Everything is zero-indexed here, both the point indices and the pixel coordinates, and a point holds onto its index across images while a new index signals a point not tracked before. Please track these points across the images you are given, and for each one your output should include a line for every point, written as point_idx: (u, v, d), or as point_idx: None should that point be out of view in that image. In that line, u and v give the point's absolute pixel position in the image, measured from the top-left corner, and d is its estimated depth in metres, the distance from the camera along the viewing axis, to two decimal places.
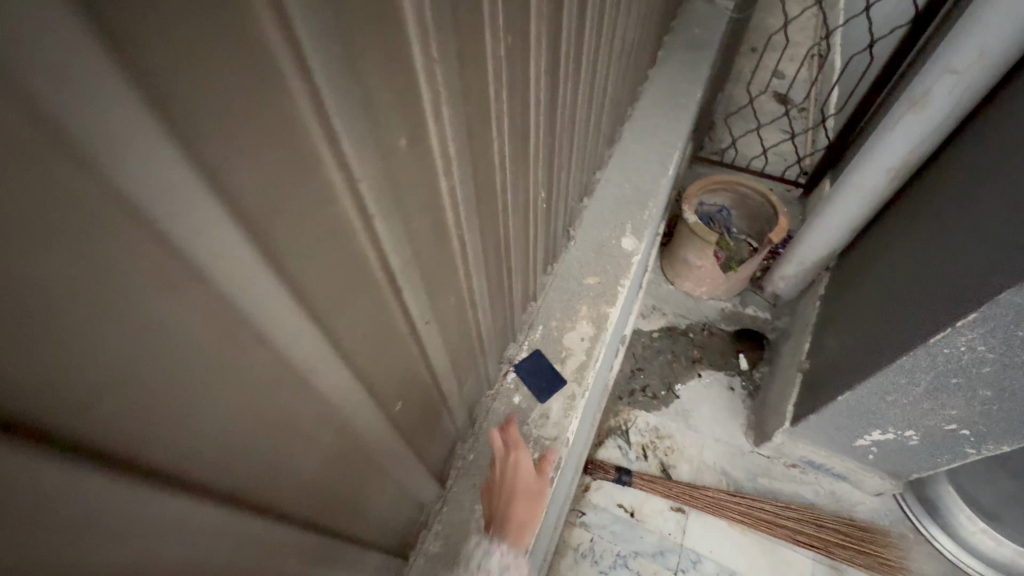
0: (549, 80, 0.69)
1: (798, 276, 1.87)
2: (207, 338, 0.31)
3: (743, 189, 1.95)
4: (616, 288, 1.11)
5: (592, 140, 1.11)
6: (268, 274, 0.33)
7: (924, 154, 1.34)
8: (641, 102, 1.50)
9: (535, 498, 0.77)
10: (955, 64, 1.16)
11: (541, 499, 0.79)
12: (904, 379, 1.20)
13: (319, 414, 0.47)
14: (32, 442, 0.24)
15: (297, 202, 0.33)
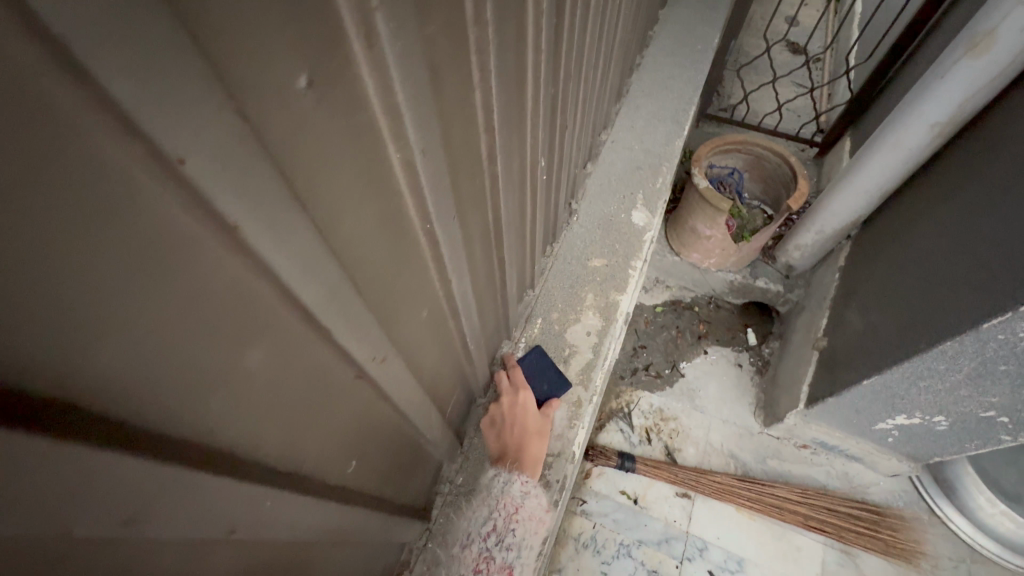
0: (552, 10, 0.53)
1: (816, 246, 1.71)
2: None
3: (757, 150, 1.77)
4: (626, 271, 0.97)
5: (598, 94, 0.93)
6: None
7: (975, 108, 1.17)
8: (651, 50, 1.30)
9: (544, 434, 0.79)
10: None
11: (546, 437, 0.81)
12: (944, 365, 1.07)
13: (222, 488, 0.33)
14: None
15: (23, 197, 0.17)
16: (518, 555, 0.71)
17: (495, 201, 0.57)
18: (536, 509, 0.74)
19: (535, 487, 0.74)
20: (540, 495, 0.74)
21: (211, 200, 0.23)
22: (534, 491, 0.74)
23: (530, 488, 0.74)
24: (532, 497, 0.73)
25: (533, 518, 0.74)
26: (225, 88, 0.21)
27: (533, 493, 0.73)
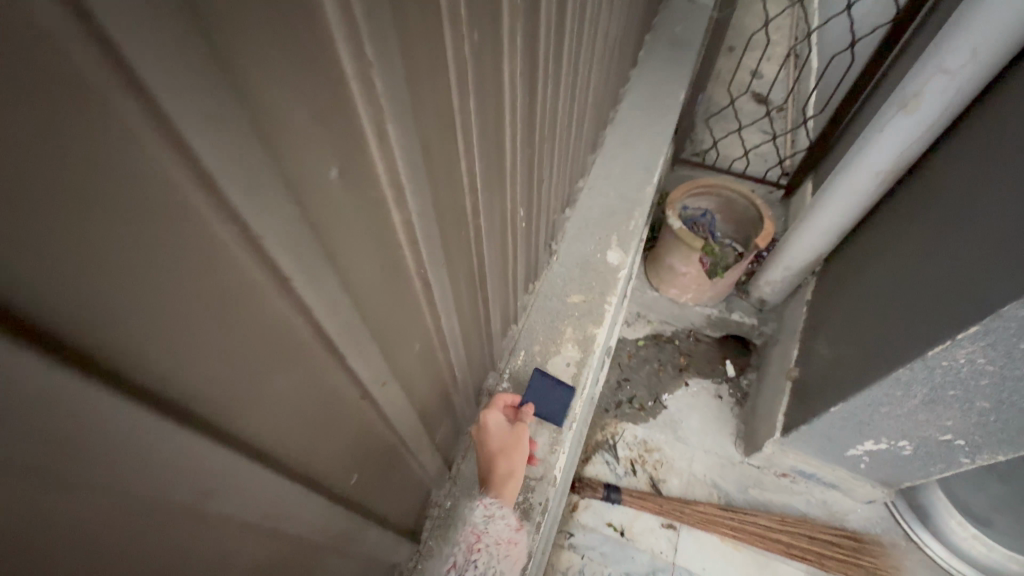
0: (527, 85, 0.62)
1: (785, 281, 1.82)
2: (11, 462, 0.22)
3: (728, 192, 1.90)
4: (603, 307, 1.05)
5: (574, 148, 1.04)
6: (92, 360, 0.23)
7: (913, 158, 1.31)
8: (623, 105, 1.43)
9: (508, 450, 0.81)
10: (946, 64, 1.12)
11: (517, 449, 0.82)
12: (900, 390, 1.16)
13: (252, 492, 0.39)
14: None
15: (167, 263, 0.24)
16: None
17: (479, 247, 0.65)
18: (506, 531, 0.76)
19: (499, 508, 0.77)
20: (506, 516, 0.77)
21: (266, 258, 0.30)
22: (500, 512, 0.77)
23: (494, 511, 0.77)
24: (497, 521, 0.76)
25: (505, 541, 0.76)
26: (287, 177, 0.29)
27: (497, 516, 0.76)
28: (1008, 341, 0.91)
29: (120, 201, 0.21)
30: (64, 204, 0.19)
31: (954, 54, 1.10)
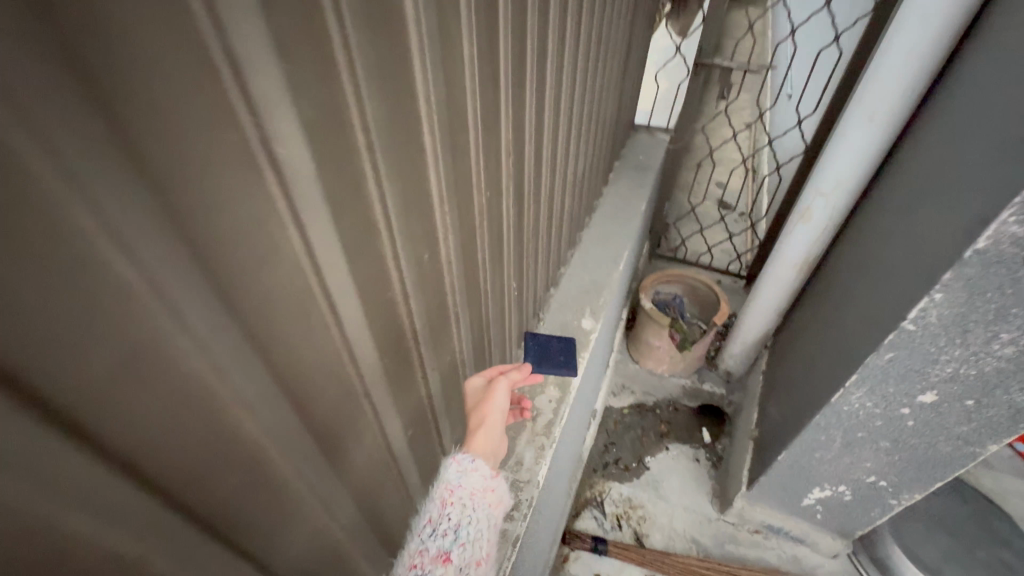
0: (519, 206, 1.01)
1: (744, 354, 2.14)
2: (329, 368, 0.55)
3: (691, 280, 2.28)
4: (578, 358, 1.34)
5: (556, 244, 1.43)
6: (357, 333, 0.57)
7: (818, 253, 1.70)
8: (598, 212, 1.87)
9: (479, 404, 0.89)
10: (823, 188, 1.55)
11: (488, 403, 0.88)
12: (823, 436, 1.43)
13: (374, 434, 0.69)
14: (273, 405, 0.48)
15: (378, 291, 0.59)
16: (471, 522, 0.79)
17: (488, 305, 0.99)
18: (481, 480, 0.83)
19: (471, 465, 0.83)
20: (479, 470, 0.83)
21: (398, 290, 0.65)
22: (472, 466, 0.83)
23: (467, 466, 0.84)
24: (469, 475, 0.82)
25: (480, 488, 0.83)
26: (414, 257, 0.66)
27: (469, 471, 0.82)
28: (881, 386, 1.22)
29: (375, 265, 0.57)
30: (367, 264, 0.55)
31: (827, 181, 1.53)
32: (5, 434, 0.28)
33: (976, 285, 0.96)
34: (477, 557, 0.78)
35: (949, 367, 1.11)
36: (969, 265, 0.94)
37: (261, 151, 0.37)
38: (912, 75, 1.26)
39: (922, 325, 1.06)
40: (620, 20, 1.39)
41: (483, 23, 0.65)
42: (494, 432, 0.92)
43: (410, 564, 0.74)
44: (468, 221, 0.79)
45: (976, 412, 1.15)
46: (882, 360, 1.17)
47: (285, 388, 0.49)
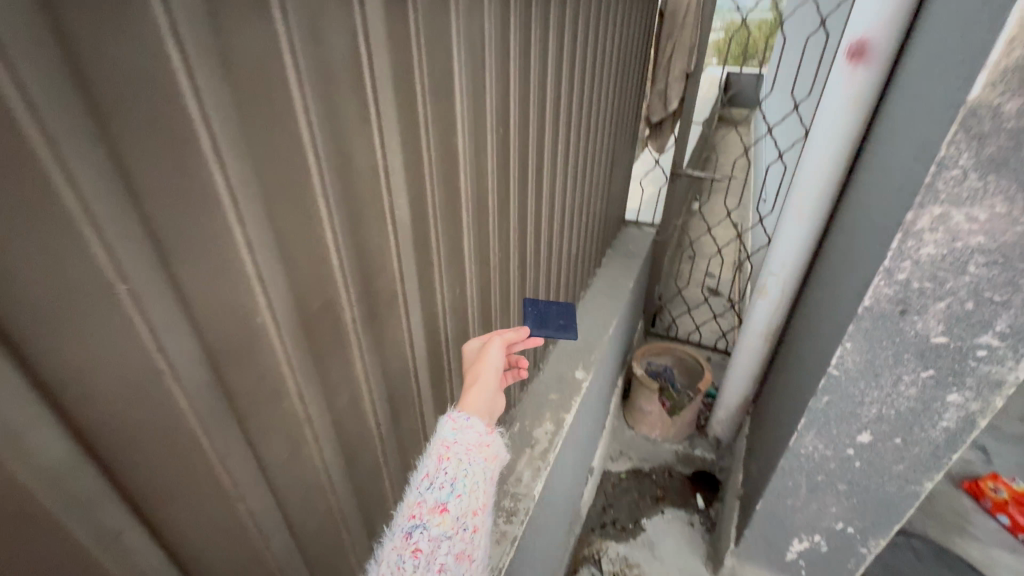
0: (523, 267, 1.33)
1: (728, 420, 2.34)
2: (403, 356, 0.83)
3: (678, 352, 2.57)
4: (571, 401, 1.59)
5: (554, 308, 1.74)
6: (419, 334, 0.86)
7: (777, 324, 1.98)
8: (592, 288, 2.20)
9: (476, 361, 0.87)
10: (774, 269, 1.86)
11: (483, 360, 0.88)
12: (790, 481, 1.61)
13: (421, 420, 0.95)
14: (374, 369, 0.75)
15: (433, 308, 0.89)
16: (464, 482, 0.64)
17: None
18: (476, 433, 0.70)
19: (468, 420, 0.70)
20: (476, 423, 0.70)
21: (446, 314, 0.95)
22: (469, 422, 0.70)
23: (463, 422, 0.70)
24: (466, 431, 0.69)
25: (474, 444, 0.69)
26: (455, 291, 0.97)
27: (466, 425, 0.69)
28: (826, 426, 1.45)
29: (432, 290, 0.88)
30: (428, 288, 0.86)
31: (776, 264, 1.84)
32: (287, 341, 0.57)
33: (873, 336, 1.25)
34: (476, 508, 0.64)
35: (874, 407, 1.35)
36: (864, 319, 1.24)
37: (389, 211, 0.70)
38: (825, 183, 1.61)
39: (843, 370, 1.33)
40: (603, 140, 1.83)
41: (502, 145, 1.02)
42: (487, 391, 0.84)
43: (403, 519, 0.61)
44: (486, 273, 1.11)
45: (906, 447, 1.36)
46: (822, 403, 1.41)
47: (381, 360, 0.77)
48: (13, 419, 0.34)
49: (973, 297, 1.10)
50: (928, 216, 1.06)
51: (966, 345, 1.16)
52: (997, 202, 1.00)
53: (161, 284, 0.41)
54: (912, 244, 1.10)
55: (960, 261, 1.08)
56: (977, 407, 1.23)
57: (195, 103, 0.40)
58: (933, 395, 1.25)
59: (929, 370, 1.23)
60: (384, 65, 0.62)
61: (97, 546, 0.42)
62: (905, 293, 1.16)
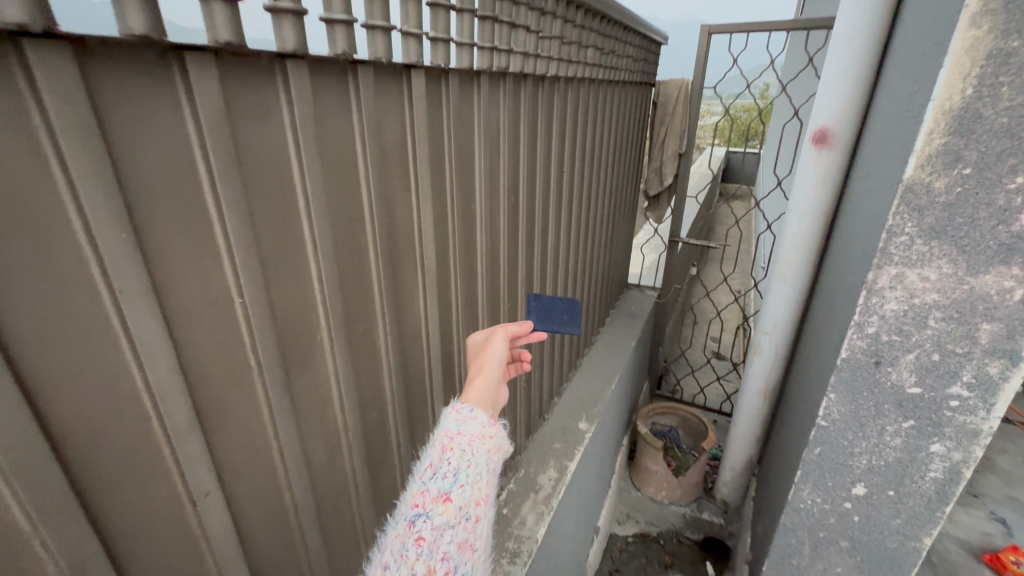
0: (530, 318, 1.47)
1: (735, 483, 2.27)
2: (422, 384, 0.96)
3: (683, 413, 2.62)
4: (575, 450, 1.66)
5: (559, 361, 1.86)
6: (438, 368, 0.99)
7: (776, 383, 1.95)
8: (596, 345, 2.32)
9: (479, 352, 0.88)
10: (767, 328, 1.86)
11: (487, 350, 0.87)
12: (792, 537, 1.36)
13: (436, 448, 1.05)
14: (400, 393, 0.88)
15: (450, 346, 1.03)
16: (465, 475, 0.67)
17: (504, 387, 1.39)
18: (479, 426, 0.72)
19: (471, 412, 0.74)
20: (479, 415, 0.73)
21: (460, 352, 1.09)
22: (472, 414, 0.73)
23: (466, 414, 0.73)
24: (469, 422, 0.72)
25: (476, 436, 0.71)
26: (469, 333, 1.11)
27: (469, 417, 0.73)
28: (821, 478, 1.24)
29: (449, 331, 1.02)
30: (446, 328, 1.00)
31: (767, 323, 1.85)
32: (338, 357, 0.71)
33: (852, 387, 1.11)
34: (479, 498, 0.67)
35: (864, 459, 1.16)
36: (843, 371, 1.10)
37: (419, 259, 0.86)
38: (804, 249, 1.66)
39: (830, 422, 1.16)
40: (603, 210, 2.03)
41: (512, 210, 1.21)
42: (491, 381, 0.82)
43: (407, 508, 0.64)
44: (496, 319, 1.25)
45: (902, 502, 1.16)
46: (814, 456, 1.22)
47: (404, 386, 0.90)
48: (163, 387, 0.48)
49: (938, 349, 0.99)
50: (887, 275, 0.98)
51: (938, 396, 1.02)
52: (942, 262, 0.93)
53: (261, 300, 0.56)
54: (876, 299, 1.01)
55: (921, 315, 0.98)
56: (961, 457, 1.06)
57: (298, 174, 0.58)
58: (918, 446, 1.09)
59: (909, 421, 1.07)
60: (423, 148, 0.80)
61: (191, 503, 0.54)
62: (877, 345, 1.04)
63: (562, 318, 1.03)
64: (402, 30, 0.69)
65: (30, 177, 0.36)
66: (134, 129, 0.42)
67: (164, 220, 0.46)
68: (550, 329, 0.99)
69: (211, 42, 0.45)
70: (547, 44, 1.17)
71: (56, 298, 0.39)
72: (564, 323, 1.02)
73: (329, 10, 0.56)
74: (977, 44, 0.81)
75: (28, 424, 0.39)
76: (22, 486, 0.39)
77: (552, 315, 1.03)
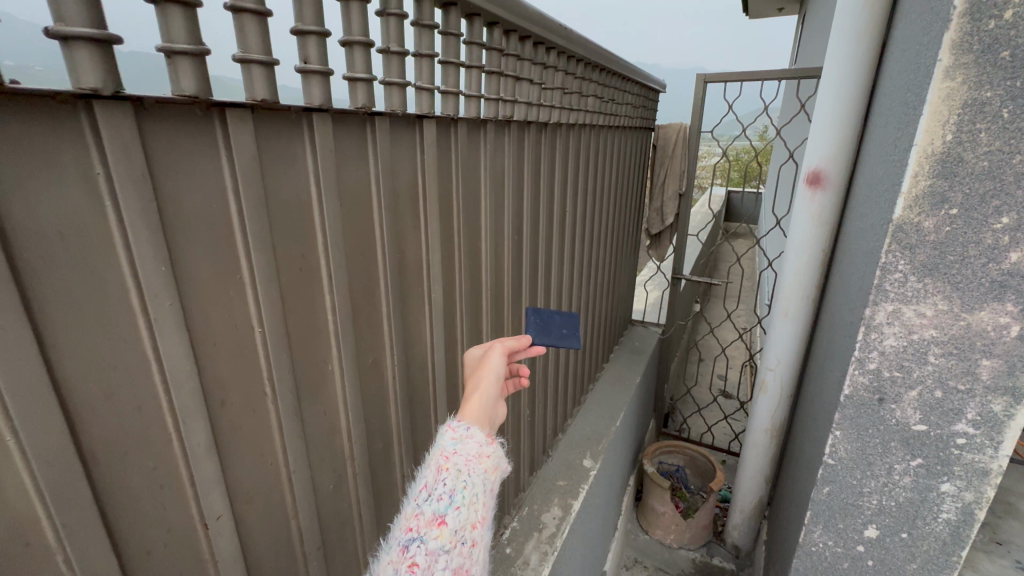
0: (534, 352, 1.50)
1: (745, 525, 2.18)
2: (427, 416, 0.98)
3: (691, 452, 2.59)
4: (579, 488, 1.64)
5: (564, 396, 1.87)
6: (444, 400, 1.02)
7: (782, 419, 1.93)
8: (600, 381, 2.32)
9: (478, 368, 0.89)
10: (770, 364, 1.86)
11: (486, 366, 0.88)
12: None
13: None
14: (405, 425, 0.90)
15: (455, 378, 1.05)
16: (460, 498, 0.68)
17: (508, 421, 1.40)
18: (475, 447, 0.74)
19: (468, 431, 0.75)
20: (475, 435, 0.75)
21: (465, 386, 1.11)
22: (469, 433, 0.75)
23: (463, 433, 0.75)
24: (465, 441, 0.74)
25: (473, 456, 0.73)
26: None
27: (466, 436, 0.74)
28: (831, 520, 1.14)
29: (455, 364, 1.05)
30: (452, 362, 1.03)
31: (771, 359, 1.85)
32: (348, 387, 0.73)
33: (858, 424, 1.03)
34: (474, 520, 0.68)
35: (874, 499, 1.06)
36: (846, 408, 1.03)
37: (427, 294, 0.90)
38: (804, 287, 1.69)
39: (837, 460, 1.08)
40: (606, 247, 2.09)
41: (516, 248, 1.26)
42: (488, 398, 0.84)
43: (401, 532, 0.65)
44: None
45: (917, 552, 1.05)
46: (823, 495, 1.13)
47: (410, 418, 0.92)
48: (186, 409, 0.51)
49: (940, 386, 0.92)
50: (884, 312, 0.93)
51: (945, 434, 0.94)
52: (937, 300, 0.88)
53: (280, 331, 0.60)
54: (875, 336, 0.95)
55: (920, 350, 0.92)
56: (973, 497, 0.96)
57: (318, 214, 0.63)
58: (926, 485, 1.00)
59: (917, 459, 0.99)
60: (433, 190, 0.86)
61: (203, 525, 0.56)
62: (879, 382, 0.98)
63: (561, 332, 1.05)
64: (416, 85, 0.76)
65: (87, 216, 0.41)
66: (177, 174, 0.47)
67: (197, 255, 0.50)
68: (547, 343, 1.01)
69: (248, 100, 0.51)
70: (550, 93, 1.25)
71: (98, 324, 0.43)
72: (562, 338, 1.04)
73: (352, 70, 0.62)
74: (952, 95, 0.80)
75: (65, 440, 0.42)
76: (54, 500, 0.42)
77: (550, 329, 1.05)
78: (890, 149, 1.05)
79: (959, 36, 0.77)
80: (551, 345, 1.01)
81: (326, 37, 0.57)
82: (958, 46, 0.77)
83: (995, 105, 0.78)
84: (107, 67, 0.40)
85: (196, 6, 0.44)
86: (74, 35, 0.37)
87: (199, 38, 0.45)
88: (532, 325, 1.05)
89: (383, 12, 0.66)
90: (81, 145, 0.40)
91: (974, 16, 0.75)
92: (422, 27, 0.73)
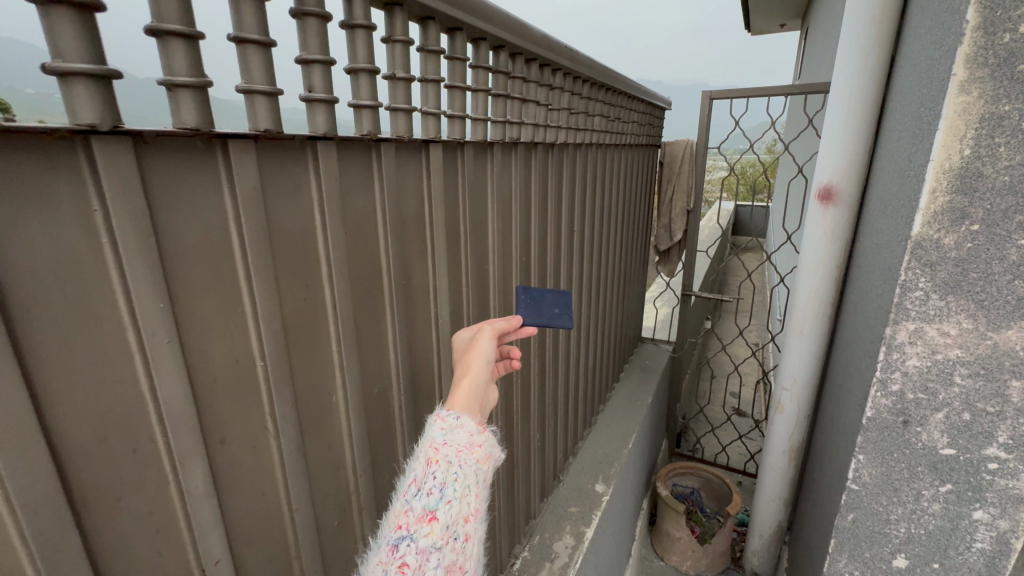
0: (543, 373, 1.47)
1: (764, 549, 2.09)
2: None
3: (705, 474, 2.51)
4: (592, 514, 1.59)
5: (574, 419, 1.83)
6: None
7: (800, 440, 1.86)
8: (611, 402, 2.28)
9: (463, 349, 0.83)
10: (786, 383, 1.81)
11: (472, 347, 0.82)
12: None
13: None
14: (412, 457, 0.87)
15: None
16: (450, 488, 0.65)
17: (517, 446, 1.36)
18: (467, 435, 0.70)
19: (457, 420, 0.71)
20: (466, 424, 0.70)
21: None
22: (459, 422, 0.71)
23: (452, 422, 0.71)
24: (455, 431, 0.69)
25: (464, 443, 0.69)
26: None
27: (455, 426, 0.70)
28: (857, 549, 1.08)
29: None
30: None
31: (787, 378, 1.80)
32: (352, 420, 0.71)
33: (883, 449, 0.98)
34: (467, 514, 0.65)
35: (902, 527, 1.01)
36: (870, 432, 0.99)
37: (434, 318, 0.88)
38: (818, 304, 1.65)
39: (862, 485, 1.03)
40: (615, 263, 2.07)
41: (524, 268, 1.24)
42: (478, 385, 0.78)
43: (390, 531, 0.63)
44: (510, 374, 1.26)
45: None
46: (849, 523, 1.08)
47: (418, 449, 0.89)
48: (185, 451, 0.49)
49: (968, 408, 0.88)
50: (905, 332, 0.89)
51: (976, 458, 0.89)
52: (961, 318, 0.84)
53: (281, 365, 0.58)
54: (898, 356, 0.91)
55: (946, 372, 0.88)
56: (1009, 526, 0.91)
57: (323, 244, 0.62)
58: (958, 512, 0.94)
59: (947, 485, 0.94)
60: (439, 213, 0.84)
61: (200, 571, 0.53)
62: (904, 405, 0.93)
63: (553, 312, 1.01)
64: (422, 110, 0.75)
65: (82, 253, 0.40)
66: (178, 207, 0.46)
67: (198, 289, 0.49)
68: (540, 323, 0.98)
69: (251, 130, 0.50)
70: (556, 113, 1.24)
71: (93, 365, 0.42)
72: (553, 318, 1.00)
73: (357, 97, 0.62)
74: (968, 109, 0.77)
75: (54, 489, 0.40)
76: (41, 551, 0.39)
77: (542, 309, 1.01)
78: (904, 165, 1.03)
79: (973, 49, 0.75)
80: (542, 325, 0.98)
81: (330, 65, 0.56)
82: (972, 61, 0.75)
83: (1015, 119, 0.75)
84: (105, 101, 0.39)
85: (199, 38, 0.43)
86: (75, 71, 0.36)
87: (200, 70, 0.44)
88: (523, 305, 1.01)
89: (388, 39, 0.66)
90: (78, 180, 0.39)
91: (987, 30, 0.74)
92: (428, 52, 0.73)
